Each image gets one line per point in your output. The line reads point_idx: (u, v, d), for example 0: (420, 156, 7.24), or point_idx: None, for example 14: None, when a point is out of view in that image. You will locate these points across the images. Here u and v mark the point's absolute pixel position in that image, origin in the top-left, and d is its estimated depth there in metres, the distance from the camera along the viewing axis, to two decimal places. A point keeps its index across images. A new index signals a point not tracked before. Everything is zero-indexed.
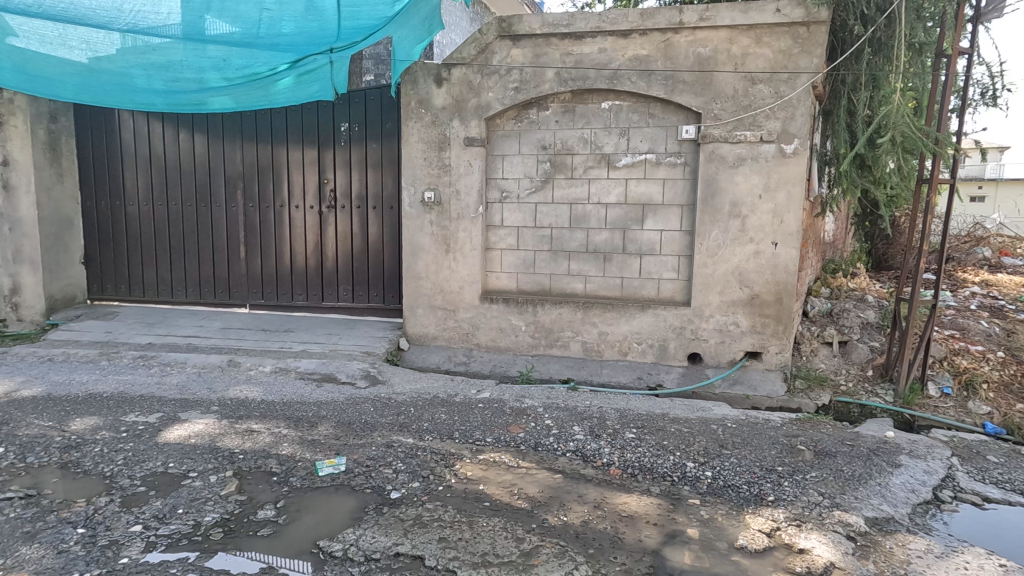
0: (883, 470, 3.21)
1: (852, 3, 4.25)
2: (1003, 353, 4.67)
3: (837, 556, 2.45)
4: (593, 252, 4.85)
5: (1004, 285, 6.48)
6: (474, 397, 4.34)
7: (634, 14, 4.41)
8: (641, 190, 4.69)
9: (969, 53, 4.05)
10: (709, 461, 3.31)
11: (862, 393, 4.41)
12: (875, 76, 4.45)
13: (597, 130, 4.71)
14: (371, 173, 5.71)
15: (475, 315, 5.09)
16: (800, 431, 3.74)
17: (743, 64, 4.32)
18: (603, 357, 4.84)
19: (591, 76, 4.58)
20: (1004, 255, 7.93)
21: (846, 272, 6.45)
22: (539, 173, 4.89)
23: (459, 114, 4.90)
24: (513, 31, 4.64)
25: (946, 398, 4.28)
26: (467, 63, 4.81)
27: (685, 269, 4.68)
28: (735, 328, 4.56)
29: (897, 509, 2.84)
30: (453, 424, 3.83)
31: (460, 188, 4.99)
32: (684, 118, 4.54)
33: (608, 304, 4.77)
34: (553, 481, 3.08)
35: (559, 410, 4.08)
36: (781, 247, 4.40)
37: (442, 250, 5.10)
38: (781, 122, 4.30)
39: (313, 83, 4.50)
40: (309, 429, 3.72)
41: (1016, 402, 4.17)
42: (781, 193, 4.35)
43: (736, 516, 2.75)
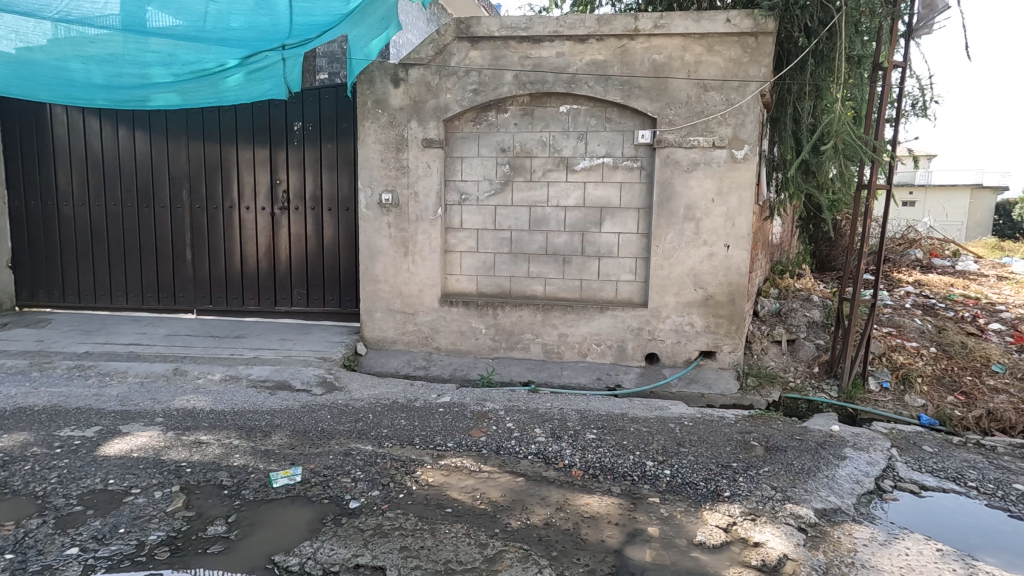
0: (830, 463, 3.36)
1: (797, 16, 4.44)
2: (935, 348, 4.98)
3: (790, 547, 2.53)
4: (553, 254, 4.88)
5: (934, 285, 6.92)
6: (434, 401, 4.29)
7: (591, 20, 4.46)
8: (599, 193, 4.75)
9: (902, 66, 4.29)
10: (668, 459, 3.38)
11: (809, 389, 4.60)
12: (818, 86, 4.66)
13: (556, 133, 4.75)
14: (326, 174, 5.56)
15: (434, 318, 5.03)
16: (753, 428, 3.86)
17: (696, 71, 4.44)
18: (563, 358, 4.88)
19: (550, 80, 4.61)
20: (933, 257, 8.49)
21: (792, 273, 6.74)
22: (498, 175, 4.88)
23: (417, 115, 4.84)
24: (472, 32, 4.62)
25: (885, 392, 4.53)
26: (425, 64, 4.76)
27: (642, 271, 4.77)
28: (690, 329, 4.68)
29: (843, 500, 2.97)
30: (412, 429, 3.77)
31: (419, 190, 4.92)
32: (640, 123, 4.63)
33: (567, 306, 4.81)
34: (515, 484, 3.07)
35: (520, 412, 4.08)
36: (733, 249, 4.54)
37: (400, 252, 5.02)
38: (731, 129, 4.44)
39: (265, 79, 4.39)
40: (262, 439, 3.59)
41: (947, 394, 4.44)
42: (732, 197, 4.49)
43: (694, 513, 2.82)
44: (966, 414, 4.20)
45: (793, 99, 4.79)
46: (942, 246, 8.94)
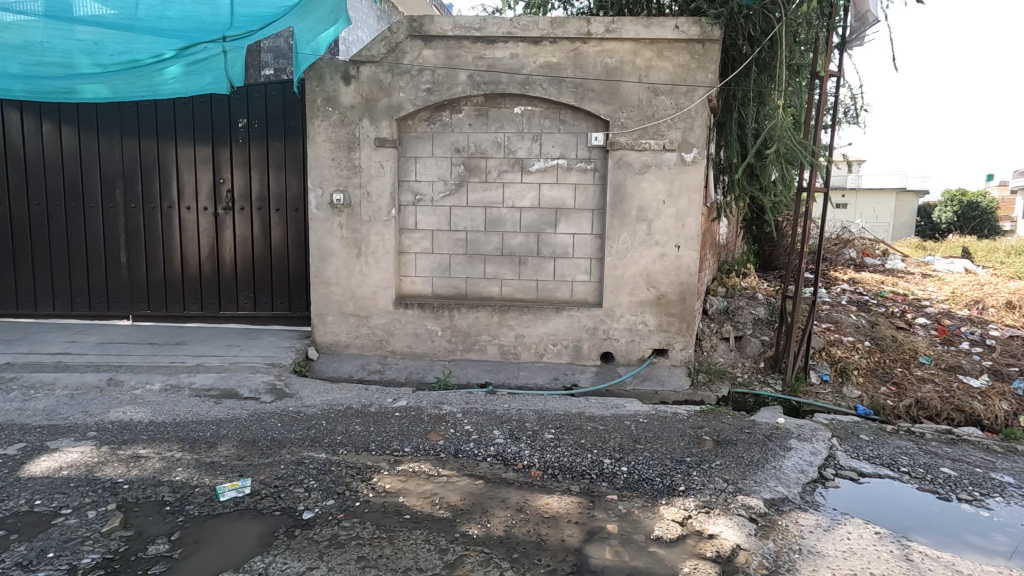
0: (776, 454, 3.50)
1: (741, 24, 4.65)
2: (869, 342, 5.28)
3: (742, 538, 2.62)
4: (508, 255, 4.88)
5: (867, 283, 7.35)
6: (390, 406, 4.20)
7: (544, 22, 4.48)
8: (553, 194, 4.79)
9: (837, 76, 4.53)
10: (625, 456, 3.43)
11: (756, 384, 4.79)
12: (761, 92, 4.85)
13: (510, 134, 4.75)
14: (273, 173, 5.35)
15: (389, 321, 4.94)
16: (704, 423, 3.98)
17: (647, 76, 4.54)
18: (519, 359, 4.88)
19: (504, 80, 4.61)
20: (865, 256, 9.02)
21: (738, 272, 6.99)
22: (453, 176, 4.84)
23: (369, 114, 4.74)
24: (425, 31, 4.56)
25: (825, 384, 4.76)
26: (377, 62, 4.66)
27: (596, 271, 4.83)
28: (643, 327, 4.78)
29: (790, 489, 3.10)
30: (368, 435, 3.68)
31: (372, 190, 4.82)
32: (593, 126, 4.69)
33: (524, 307, 4.82)
34: (474, 488, 3.04)
35: (478, 414, 4.05)
36: (684, 249, 4.66)
37: (353, 254, 4.90)
38: (681, 132, 4.56)
39: (205, 73, 4.06)
40: (207, 451, 3.41)
41: (881, 385, 4.72)
42: (682, 199, 4.62)
43: (651, 508, 2.87)
44: (898, 403, 4.48)
45: (737, 104, 4.98)
46: (873, 245, 9.52)
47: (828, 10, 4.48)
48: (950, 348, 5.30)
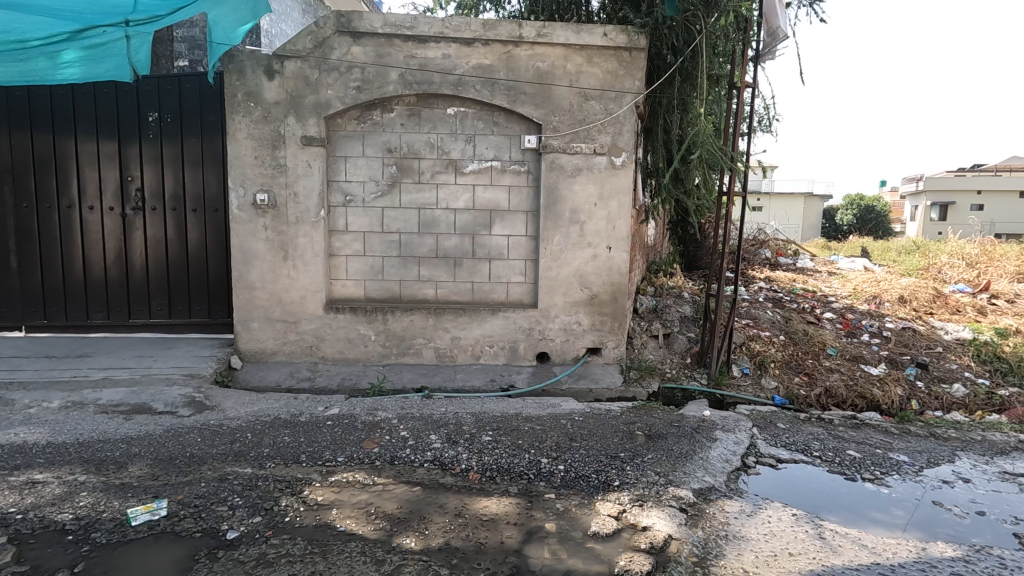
0: (703, 445, 3.67)
1: (664, 35, 4.86)
2: (784, 336, 5.66)
3: (674, 528, 2.72)
4: (443, 257, 4.83)
5: (781, 280, 7.89)
6: (321, 414, 4.04)
7: (476, 23, 4.48)
8: (488, 196, 4.79)
9: (753, 87, 4.81)
10: (561, 454, 3.48)
11: (683, 378, 5.00)
12: (685, 100, 5.07)
13: (443, 135, 4.70)
14: (189, 172, 5.01)
15: (319, 326, 4.75)
16: (637, 418, 4.12)
17: (578, 81, 4.63)
18: (456, 361, 4.84)
19: (436, 81, 4.56)
20: (779, 256, 9.67)
21: (666, 272, 7.29)
22: (385, 177, 4.73)
23: (295, 111, 4.55)
24: (353, 27, 4.43)
25: (746, 377, 5.05)
26: (303, 57, 4.49)
27: (531, 272, 4.88)
28: (578, 327, 4.88)
29: (716, 478, 3.26)
30: (298, 446, 3.52)
31: (299, 190, 4.63)
32: (526, 128, 4.73)
33: (459, 309, 4.79)
34: (411, 495, 2.98)
35: (414, 419, 3.98)
36: (615, 251, 4.80)
37: (279, 257, 4.68)
38: (610, 137, 4.69)
39: (104, 59, 3.72)
40: (116, 472, 3.15)
41: (794, 375, 5.07)
42: (613, 201, 4.75)
43: (588, 505, 2.93)
44: (809, 392, 4.84)
45: (663, 111, 5.18)
46: (786, 246, 10.21)
47: (744, 25, 4.75)
48: (853, 340, 5.78)
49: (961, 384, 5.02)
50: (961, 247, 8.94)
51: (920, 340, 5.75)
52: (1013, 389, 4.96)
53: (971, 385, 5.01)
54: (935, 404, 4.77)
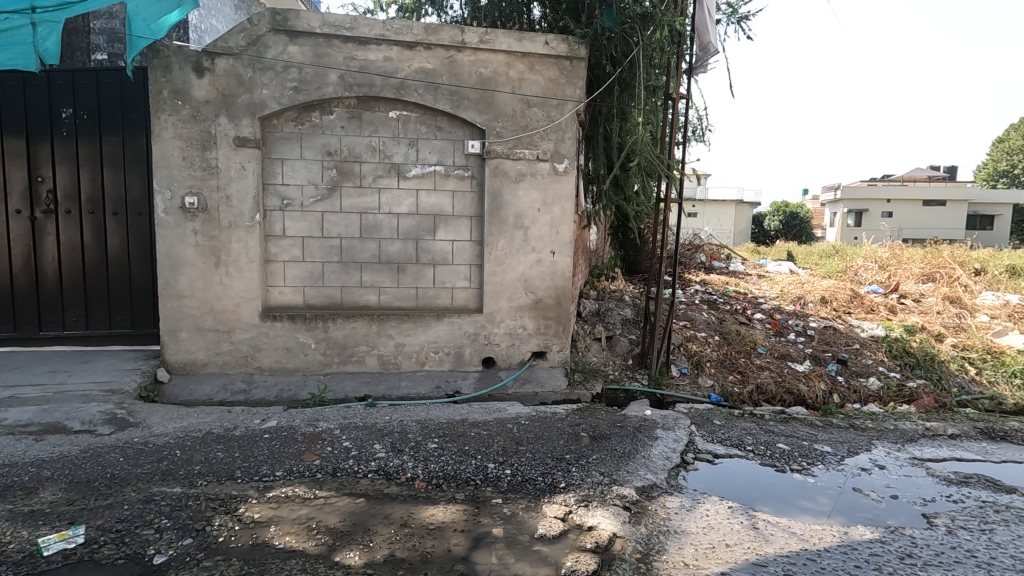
0: (645, 444, 3.78)
1: (604, 46, 5.00)
2: (718, 337, 5.92)
3: (618, 526, 2.78)
4: (386, 262, 4.74)
5: (715, 283, 8.26)
6: (257, 427, 3.87)
7: (418, 27, 4.44)
8: (431, 201, 4.75)
9: (687, 98, 5.02)
10: (508, 459, 3.49)
11: (625, 379, 5.13)
12: (624, 109, 5.23)
13: (385, 138, 4.63)
14: (108, 172, 4.69)
15: (255, 335, 4.56)
16: (581, 420, 4.19)
17: (520, 88, 4.68)
18: (400, 368, 4.76)
19: (377, 83, 4.48)
20: (713, 260, 10.13)
21: (607, 276, 7.48)
22: (324, 180, 4.59)
23: (227, 111, 4.35)
24: (290, 26, 4.29)
25: (684, 376, 5.25)
26: (236, 54, 4.31)
27: (476, 277, 4.87)
28: (523, 331, 4.91)
29: (658, 475, 3.37)
30: (232, 462, 3.35)
31: (232, 194, 4.43)
32: (469, 134, 4.74)
33: (403, 315, 4.72)
34: (354, 507, 2.90)
35: (357, 429, 3.88)
36: (559, 255, 4.87)
37: (210, 263, 4.46)
38: (553, 143, 4.77)
39: (6, 47, 3.43)
40: (25, 499, 2.89)
41: (729, 374, 5.31)
42: (556, 207, 4.83)
43: (535, 508, 2.95)
44: (742, 389, 5.09)
45: (603, 119, 5.32)
46: (719, 250, 10.71)
47: (678, 39, 4.95)
48: (781, 339, 6.13)
49: (875, 377, 5.41)
50: (874, 252, 9.66)
51: (840, 338, 6.16)
52: (920, 381, 5.40)
53: (885, 378, 5.42)
54: (853, 397, 5.13)
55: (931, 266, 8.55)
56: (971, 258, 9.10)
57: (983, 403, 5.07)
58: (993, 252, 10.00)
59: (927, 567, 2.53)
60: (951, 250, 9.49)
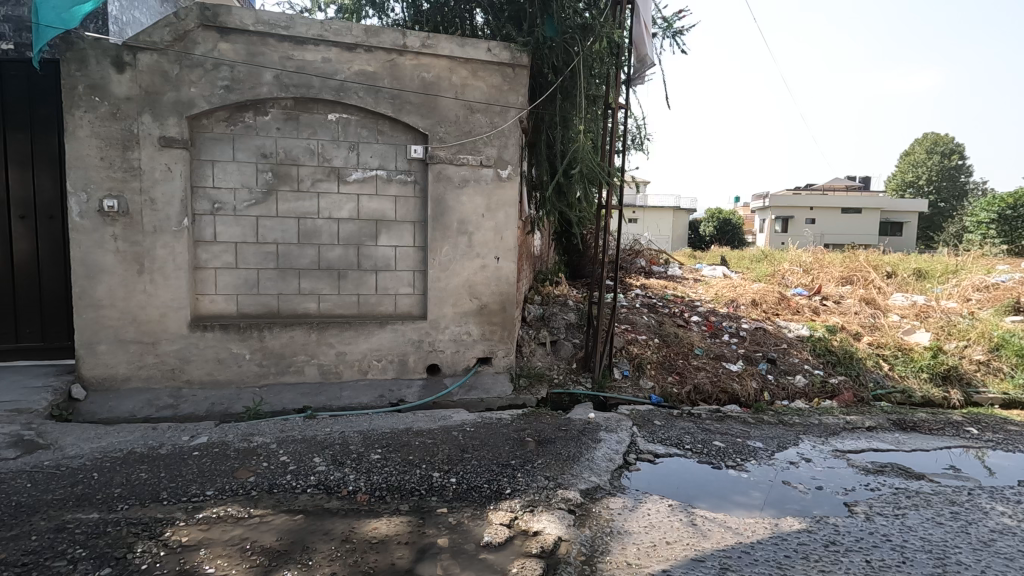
0: (589, 447, 3.84)
1: (545, 55, 5.08)
2: (658, 339, 6.11)
3: (563, 530, 2.80)
4: (326, 268, 4.60)
5: (654, 287, 8.54)
6: (186, 445, 3.65)
7: (358, 29, 4.35)
8: (373, 206, 4.65)
9: (625, 108, 5.17)
10: (453, 467, 3.45)
11: (570, 383, 5.20)
12: (566, 117, 5.32)
13: (324, 141, 4.50)
14: (13, 172, 4.31)
15: (183, 347, 4.30)
16: (526, 425, 4.20)
17: (463, 93, 4.67)
18: (341, 378, 4.63)
19: (316, 85, 4.36)
20: (653, 264, 10.47)
21: (551, 281, 7.57)
22: (259, 184, 4.40)
23: (151, 109, 4.10)
24: (220, 22, 4.10)
25: (626, 378, 5.38)
26: (160, 50, 4.07)
27: (420, 284, 4.81)
28: (468, 337, 4.89)
29: (601, 477, 3.43)
30: (156, 483, 3.14)
31: (156, 197, 4.17)
32: (412, 138, 4.67)
33: (344, 323, 4.59)
34: (292, 524, 2.78)
35: (296, 443, 3.73)
36: (503, 261, 4.89)
37: (133, 271, 4.18)
38: (496, 150, 4.79)
39: None
40: None
41: (668, 375, 5.48)
42: (500, 213, 4.84)
43: (481, 516, 2.93)
44: (681, 390, 5.28)
45: (545, 127, 5.39)
46: (658, 255, 11.09)
47: (616, 50, 5.10)
48: (716, 340, 6.41)
49: (801, 374, 5.75)
50: (799, 256, 10.29)
51: (769, 338, 6.50)
52: (841, 377, 5.78)
53: (809, 375, 5.76)
54: (782, 394, 5.42)
55: (849, 270, 9.19)
56: (883, 262, 9.86)
57: (895, 397, 5.53)
58: (902, 256, 10.87)
59: (848, 553, 2.70)
60: (866, 255, 10.22)
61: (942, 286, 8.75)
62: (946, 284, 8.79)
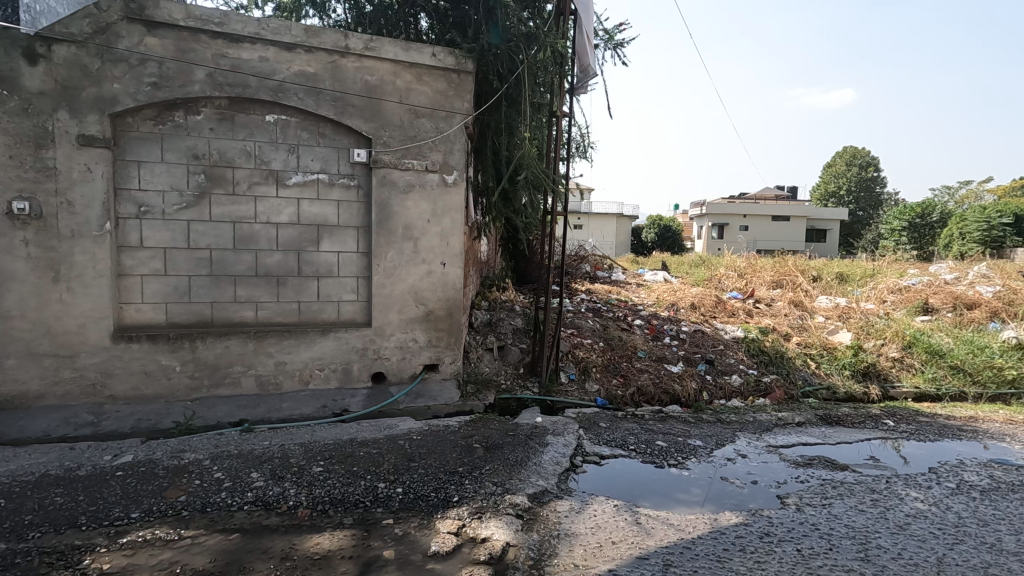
0: (536, 451, 3.87)
1: (491, 61, 5.09)
2: (603, 343, 6.24)
3: (511, 535, 2.80)
4: (264, 275, 4.42)
5: (599, 292, 8.73)
6: (108, 465, 3.40)
7: (298, 29, 4.23)
8: (314, 210, 4.51)
9: (569, 116, 5.26)
10: (399, 477, 3.39)
11: (517, 388, 5.22)
12: (511, 124, 5.35)
13: (261, 143, 4.33)
14: None
15: (105, 359, 4.02)
16: (474, 431, 4.18)
17: (408, 97, 4.63)
18: (281, 389, 4.45)
19: (253, 84, 4.19)
20: (597, 270, 10.72)
21: (498, 286, 7.59)
22: (190, 187, 4.18)
23: (68, 105, 3.83)
24: (147, 16, 3.89)
25: (572, 382, 5.46)
26: (79, 42, 3.82)
27: (364, 290, 4.70)
28: (414, 344, 4.82)
29: (548, 481, 3.45)
30: (74, 508, 2.91)
31: (74, 199, 3.89)
32: (355, 142, 4.58)
33: (284, 332, 4.42)
34: (227, 544, 2.65)
35: (231, 458, 3.55)
36: (449, 267, 4.86)
37: (47, 278, 3.87)
38: (442, 155, 4.76)
39: None
40: None
41: (613, 378, 5.60)
42: (446, 218, 4.81)
43: (428, 525, 2.89)
44: (625, 392, 5.41)
45: (491, 133, 5.41)
46: (602, 260, 11.36)
47: (560, 60, 5.19)
48: (658, 343, 6.61)
49: (737, 374, 6.02)
50: (734, 261, 10.80)
51: (707, 340, 6.78)
52: (773, 376, 6.09)
53: (745, 375, 6.04)
54: (720, 393, 5.66)
55: (779, 274, 9.72)
56: (810, 266, 10.51)
57: (822, 394, 5.88)
58: (826, 260, 11.60)
59: (781, 543, 2.84)
60: (795, 260, 10.86)
61: (861, 288, 9.40)
62: (865, 287, 9.45)
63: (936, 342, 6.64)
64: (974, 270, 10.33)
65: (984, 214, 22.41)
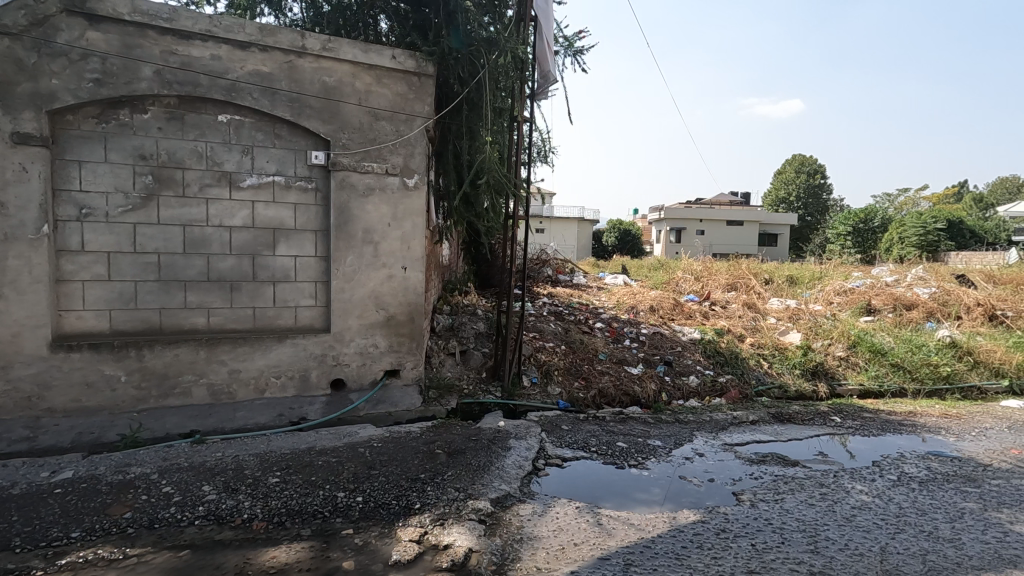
0: (499, 455, 3.86)
1: (452, 65, 5.08)
2: (564, 345, 6.29)
3: (474, 541, 2.79)
4: (216, 280, 4.26)
5: (561, 295, 8.81)
6: (46, 482, 3.21)
7: (252, 27, 4.11)
8: (270, 213, 4.39)
9: (530, 121, 5.30)
10: (359, 485, 3.32)
11: (479, 393, 5.20)
12: (472, 128, 5.34)
13: (213, 144, 4.19)
14: None
15: (42, 370, 3.80)
16: (436, 437, 4.15)
17: (367, 100, 4.56)
18: (235, 398, 4.30)
19: (204, 83, 4.05)
20: (559, 273, 10.82)
21: (460, 291, 7.56)
22: (137, 188, 4.00)
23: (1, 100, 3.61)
24: (89, 9, 3.71)
25: (534, 385, 5.49)
26: (13, 35, 3.61)
27: (322, 295, 4.61)
28: (374, 350, 4.74)
29: (511, 484, 3.46)
30: (7, 529, 2.73)
31: (8, 201, 3.67)
32: (312, 144, 4.48)
33: (238, 339, 4.28)
34: (177, 562, 2.54)
35: (181, 471, 3.41)
36: (410, 271, 4.81)
37: None
38: (402, 158, 4.71)
39: None
40: None
41: (575, 380, 5.65)
42: (406, 222, 4.77)
43: (389, 534, 2.84)
44: (586, 394, 5.47)
45: (452, 136, 5.38)
46: (563, 263, 11.47)
47: (521, 65, 5.21)
48: (618, 345, 6.71)
49: (694, 374, 6.18)
50: (691, 264, 11.10)
51: (666, 342, 6.94)
52: (729, 375, 6.28)
53: (702, 375, 6.20)
54: (678, 394, 5.79)
55: (733, 277, 10.05)
56: (762, 269, 10.91)
57: (774, 392, 6.10)
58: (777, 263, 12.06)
59: (737, 539, 2.92)
60: (748, 263, 11.25)
61: (810, 290, 9.82)
62: (813, 289, 9.87)
63: (879, 342, 6.99)
64: (912, 272, 10.95)
65: (920, 220, 23.81)
